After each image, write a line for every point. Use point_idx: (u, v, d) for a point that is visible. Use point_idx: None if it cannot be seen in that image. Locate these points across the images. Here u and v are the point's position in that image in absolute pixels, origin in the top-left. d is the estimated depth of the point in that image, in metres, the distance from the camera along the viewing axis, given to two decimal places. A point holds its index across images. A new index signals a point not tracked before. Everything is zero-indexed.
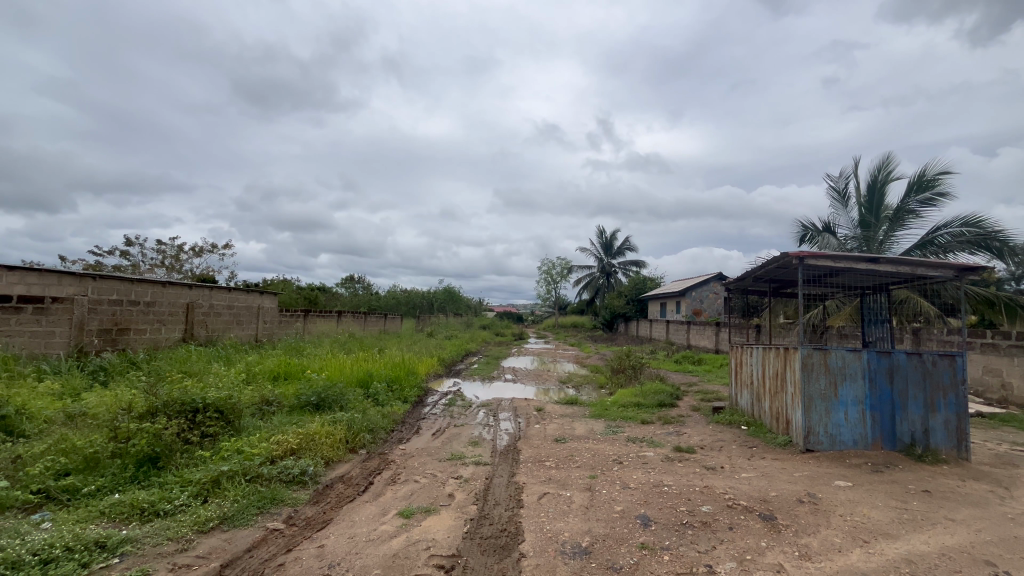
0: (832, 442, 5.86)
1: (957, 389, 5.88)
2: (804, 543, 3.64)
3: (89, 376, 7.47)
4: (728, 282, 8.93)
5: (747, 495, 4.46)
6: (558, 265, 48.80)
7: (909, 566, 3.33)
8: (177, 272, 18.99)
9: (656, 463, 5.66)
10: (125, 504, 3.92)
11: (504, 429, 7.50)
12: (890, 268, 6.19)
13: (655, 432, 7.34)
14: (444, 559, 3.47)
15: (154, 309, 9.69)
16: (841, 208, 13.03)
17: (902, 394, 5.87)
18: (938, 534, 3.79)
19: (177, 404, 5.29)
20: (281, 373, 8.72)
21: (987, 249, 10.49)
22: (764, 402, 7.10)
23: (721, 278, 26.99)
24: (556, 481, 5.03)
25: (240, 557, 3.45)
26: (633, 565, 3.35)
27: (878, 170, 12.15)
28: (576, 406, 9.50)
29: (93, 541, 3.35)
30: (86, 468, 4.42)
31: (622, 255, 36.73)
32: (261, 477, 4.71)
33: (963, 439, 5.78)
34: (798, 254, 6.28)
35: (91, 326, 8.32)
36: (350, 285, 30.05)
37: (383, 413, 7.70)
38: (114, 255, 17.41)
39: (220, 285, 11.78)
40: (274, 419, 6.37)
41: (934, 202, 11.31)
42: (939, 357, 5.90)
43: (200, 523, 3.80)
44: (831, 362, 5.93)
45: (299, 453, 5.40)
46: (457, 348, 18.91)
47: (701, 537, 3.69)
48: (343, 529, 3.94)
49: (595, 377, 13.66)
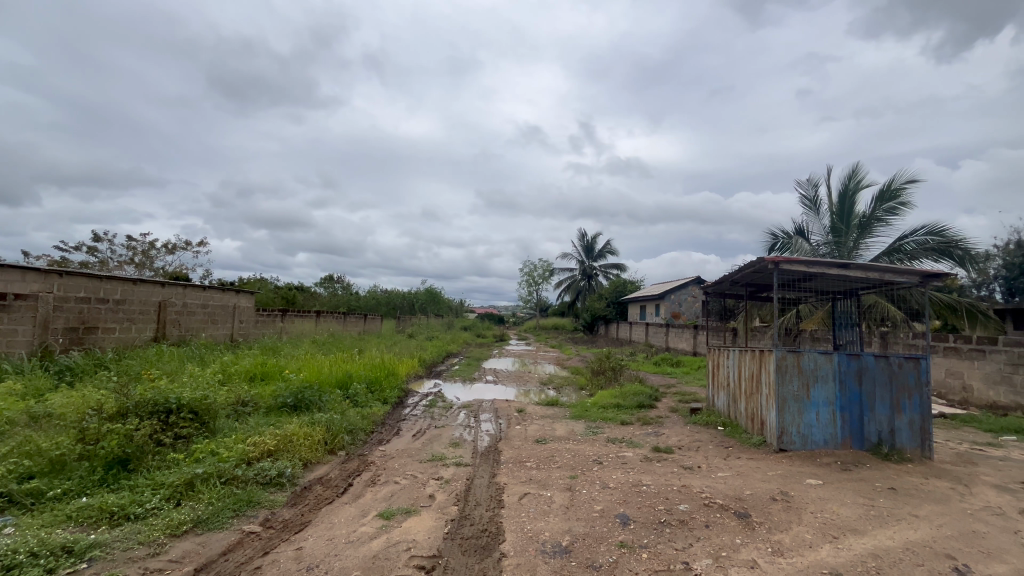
0: (803, 442, 6.04)
1: (921, 391, 6.12)
2: (776, 539, 3.74)
3: (55, 376, 7.20)
4: (705, 286, 9.10)
5: (723, 494, 4.56)
6: (540, 267, 48.84)
7: (875, 561, 3.45)
8: (146, 269, 18.38)
9: (635, 463, 5.74)
10: (93, 508, 3.79)
11: (485, 430, 7.50)
12: (859, 275, 6.42)
13: (634, 433, 7.44)
14: (424, 560, 3.46)
15: (124, 307, 9.39)
16: (813, 215, 13.41)
17: (870, 395, 6.09)
18: (903, 530, 3.94)
19: (150, 404, 5.17)
20: (257, 373, 8.56)
21: (950, 257, 10.96)
22: (740, 403, 7.26)
23: (700, 283, 27.60)
24: (537, 482, 5.06)
25: (214, 561, 3.38)
26: (612, 563, 3.40)
27: (848, 178, 12.54)
28: (556, 407, 9.55)
29: (60, 545, 3.24)
30: (52, 471, 4.25)
31: (604, 257, 36.96)
32: (237, 479, 4.62)
33: (926, 438, 6.03)
34: (773, 259, 6.45)
35: (56, 325, 8.01)
36: (329, 285, 29.57)
37: (363, 414, 7.65)
38: (81, 252, 16.73)
39: (195, 283, 11.46)
40: (251, 420, 6.28)
41: (900, 211, 11.76)
42: (905, 359, 6.13)
43: (172, 527, 3.70)
44: (804, 365, 6.11)
45: (277, 454, 5.30)
46: (437, 349, 18.83)
47: (678, 535, 3.77)
48: (322, 531, 3.90)
49: (575, 379, 13.73)
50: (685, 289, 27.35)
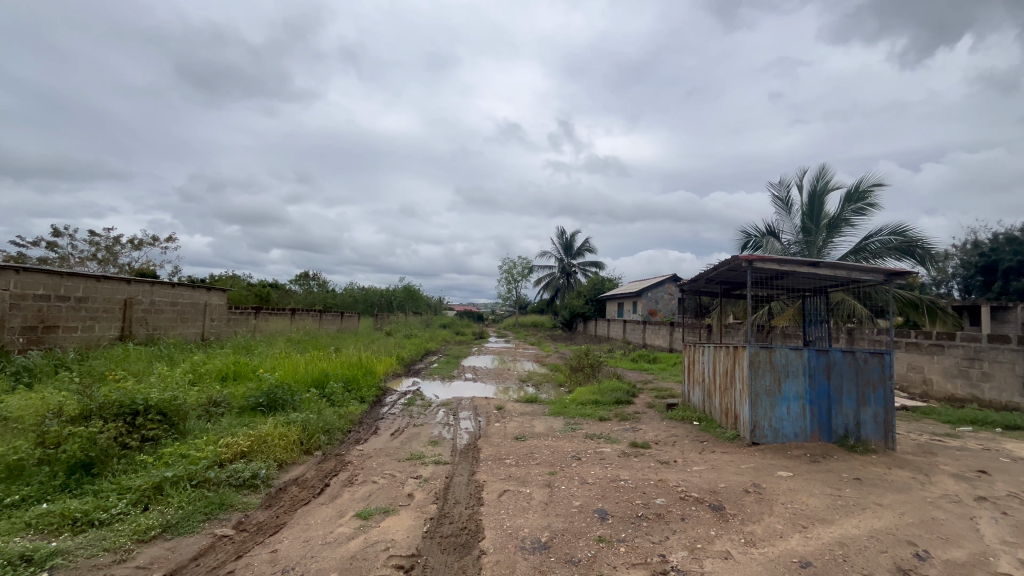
0: (775, 435, 6.21)
1: (884, 384, 6.37)
2: (749, 530, 3.85)
3: (11, 377, 6.86)
4: (681, 283, 9.23)
5: (698, 488, 4.66)
6: (519, 265, 48.92)
7: (842, 549, 3.58)
8: (110, 266, 17.65)
9: (613, 459, 5.81)
10: (55, 515, 3.63)
11: (465, 429, 7.46)
12: (828, 273, 6.61)
13: (612, 428, 7.54)
14: (403, 560, 3.43)
15: (87, 304, 9.02)
16: (784, 215, 13.78)
17: (837, 389, 6.30)
18: (868, 518, 4.10)
19: (115, 406, 4.99)
20: (229, 373, 8.34)
21: (911, 256, 11.41)
22: (714, 398, 7.41)
23: (676, 280, 28.10)
24: (516, 479, 5.08)
25: (185, 566, 3.29)
26: (591, 558, 3.43)
27: (817, 179, 12.93)
28: (536, 404, 9.59)
29: (18, 555, 3.09)
30: (9, 477, 4.06)
31: (582, 255, 37.24)
32: (208, 482, 4.49)
33: (889, 430, 6.27)
34: (747, 257, 6.58)
35: (12, 324, 7.64)
36: (304, 282, 28.95)
37: (340, 413, 7.52)
38: (39, 247, 15.94)
39: (163, 281, 11.07)
40: (223, 421, 6.10)
41: (866, 211, 12.19)
42: (870, 355, 6.37)
43: (140, 532, 3.58)
44: (776, 360, 6.28)
45: (250, 455, 5.18)
46: (416, 347, 18.69)
47: (655, 529, 3.84)
48: (297, 533, 3.82)
49: (554, 376, 13.84)
50: (661, 287, 27.79)
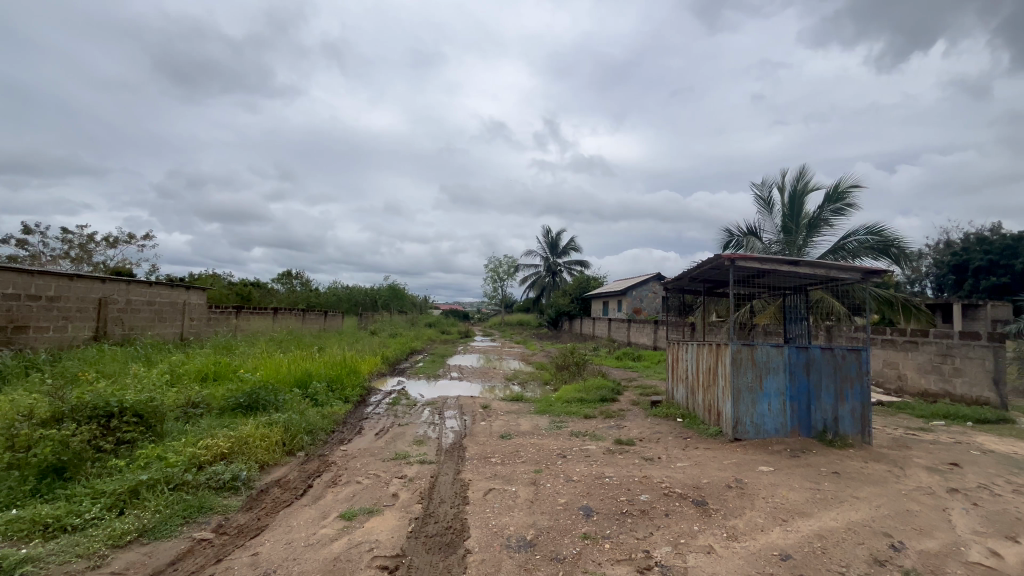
0: (756, 431, 6.32)
1: (861, 380, 6.51)
2: (731, 525, 3.90)
3: None
4: (665, 282, 9.32)
5: (682, 484, 4.71)
6: (505, 264, 48.92)
7: (821, 541, 3.66)
8: (84, 264, 17.14)
9: (598, 456, 5.84)
10: (24, 520, 3.51)
11: (450, 427, 7.44)
12: (808, 271, 6.74)
13: (597, 426, 7.59)
14: (387, 560, 3.40)
15: (59, 304, 8.75)
16: (765, 214, 14.01)
17: (816, 385, 6.43)
18: (846, 511, 4.19)
19: (88, 408, 4.85)
20: (209, 373, 8.17)
21: (887, 255, 11.70)
22: (698, 395, 7.51)
23: (660, 279, 28.41)
24: (502, 477, 5.07)
25: (162, 572, 3.22)
26: (576, 555, 3.44)
27: (798, 180, 13.17)
28: (521, 403, 9.60)
29: None
30: None
31: (567, 254, 37.39)
32: (187, 484, 4.39)
33: (866, 425, 6.42)
34: (729, 255, 6.67)
35: None
36: (287, 281, 28.53)
37: (323, 413, 7.44)
38: (8, 244, 15.39)
39: (139, 279, 10.79)
40: (202, 422, 5.98)
41: (844, 211, 12.45)
42: (848, 351, 6.51)
43: (115, 537, 3.49)
44: (758, 357, 6.38)
45: (230, 457, 5.08)
46: (401, 346, 18.56)
47: (640, 525, 3.87)
48: (279, 535, 3.76)
49: (539, 374, 13.89)
50: (645, 286, 28.05)
